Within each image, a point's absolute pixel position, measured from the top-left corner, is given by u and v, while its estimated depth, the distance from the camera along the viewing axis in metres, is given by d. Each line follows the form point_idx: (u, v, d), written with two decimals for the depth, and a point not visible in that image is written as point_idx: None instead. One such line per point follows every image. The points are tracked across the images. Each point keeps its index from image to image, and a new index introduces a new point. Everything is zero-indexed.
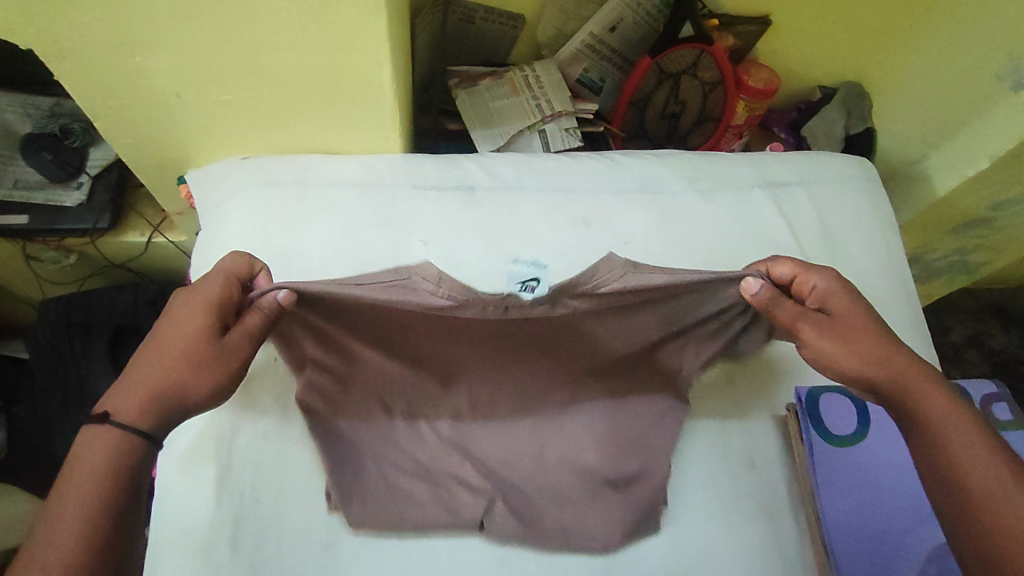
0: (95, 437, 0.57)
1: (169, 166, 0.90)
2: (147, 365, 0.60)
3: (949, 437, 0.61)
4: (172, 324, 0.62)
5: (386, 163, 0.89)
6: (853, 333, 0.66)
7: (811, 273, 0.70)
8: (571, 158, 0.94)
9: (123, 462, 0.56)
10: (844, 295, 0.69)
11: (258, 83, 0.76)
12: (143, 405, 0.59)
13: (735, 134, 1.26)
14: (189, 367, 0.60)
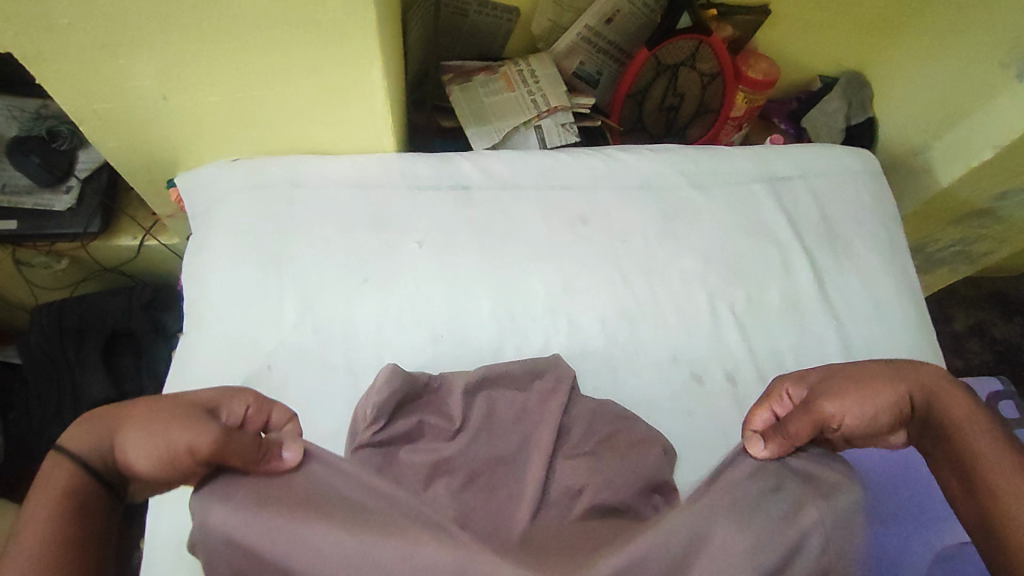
0: (53, 473, 0.49)
1: (157, 170, 0.89)
2: (116, 435, 0.49)
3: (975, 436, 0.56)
4: (149, 400, 0.51)
5: (379, 163, 0.87)
6: (857, 404, 0.56)
7: (784, 396, 0.60)
8: (570, 155, 0.92)
9: (81, 498, 0.48)
10: (836, 379, 0.59)
11: (246, 82, 0.74)
12: (98, 450, 0.49)
13: (735, 127, 1.24)
14: (154, 464, 0.48)
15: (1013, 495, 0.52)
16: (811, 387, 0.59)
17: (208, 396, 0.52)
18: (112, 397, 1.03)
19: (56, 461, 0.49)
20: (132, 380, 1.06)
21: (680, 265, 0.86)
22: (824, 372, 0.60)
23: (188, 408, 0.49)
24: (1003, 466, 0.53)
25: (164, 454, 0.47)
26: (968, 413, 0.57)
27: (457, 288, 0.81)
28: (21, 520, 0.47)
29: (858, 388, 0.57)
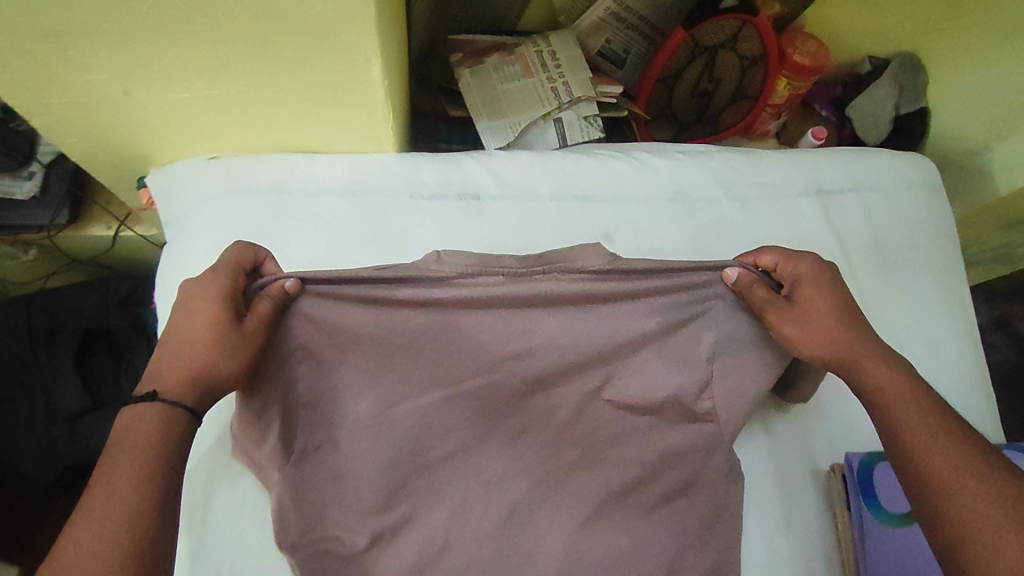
0: (137, 418, 0.50)
1: (126, 166, 0.78)
2: (176, 350, 0.54)
3: (906, 425, 0.55)
4: (185, 324, 0.55)
5: (379, 169, 0.77)
6: (816, 320, 0.60)
7: (796, 259, 0.63)
8: (595, 159, 0.82)
9: (168, 436, 0.50)
10: (830, 287, 0.62)
11: (223, 80, 0.63)
12: (182, 385, 0.53)
13: (772, 114, 1.11)
14: (213, 353, 0.54)
15: (953, 488, 0.51)
16: (811, 270, 0.62)
17: (219, 281, 0.57)
18: (87, 407, 0.95)
19: (136, 414, 0.50)
20: (109, 387, 0.99)
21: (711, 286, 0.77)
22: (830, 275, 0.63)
23: (218, 310, 0.55)
24: (951, 465, 0.52)
25: (236, 352, 0.54)
26: (902, 419, 0.56)
27: None
28: (110, 469, 0.47)
29: (828, 304, 0.61)
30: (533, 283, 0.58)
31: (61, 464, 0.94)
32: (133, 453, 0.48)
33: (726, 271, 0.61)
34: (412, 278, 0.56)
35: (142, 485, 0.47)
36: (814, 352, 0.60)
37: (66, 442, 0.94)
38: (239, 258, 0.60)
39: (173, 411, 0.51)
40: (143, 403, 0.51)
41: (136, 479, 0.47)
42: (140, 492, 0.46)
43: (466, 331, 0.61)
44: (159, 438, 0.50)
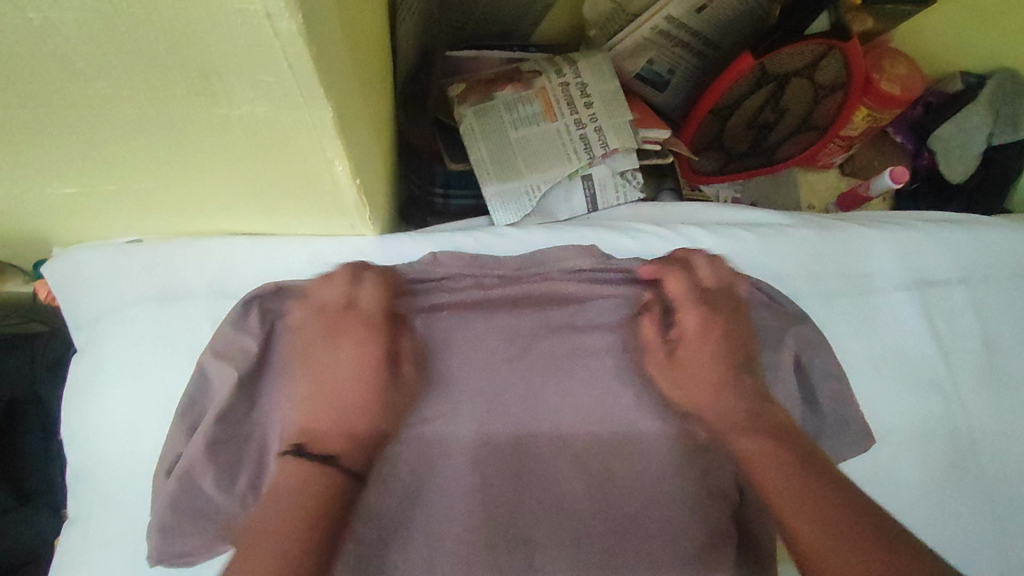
0: (294, 475, 0.43)
1: (21, 245, 0.59)
2: (320, 408, 0.47)
3: (774, 496, 0.45)
4: (352, 372, 0.49)
5: (352, 261, 0.58)
6: (698, 365, 0.52)
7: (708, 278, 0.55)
8: (634, 240, 0.62)
9: (337, 500, 0.44)
10: (736, 324, 0.54)
11: (123, 176, 0.44)
12: (344, 447, 0.46)
13: (841, 146, 0.91)
14: (361, 402, 0.48)
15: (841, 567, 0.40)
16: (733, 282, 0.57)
17: (353, 320, 0.51)
18: (10, 505, 0.77)
19: (290, 471, 0.43)
20: (35, 474, 0.80)
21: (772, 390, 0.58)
22: (733, 296, 0.56)
23: (372, 358, 0.50)
24: (816, 526, 0.42)
25: (395, 406, 0.50)
26: (771, 483, 0.46)
27: None
28: (264, 531, 0.41)
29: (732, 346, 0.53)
30: (532, 286, 0.54)
31: None
32: (282, 502, 0.42)
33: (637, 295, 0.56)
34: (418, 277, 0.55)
35: (298, 536, 0.41)
36: (698, 403, 0.52)
37: None
38: (338, 290, 0.52)
39: (340, 478, 0.45)
40: (316, 466, 0.44)
41: (290, 528, 0.41)
42: (299, 545, 0.40)
43: (459, 356, 0.53)
44: (320, 495, 0.43)
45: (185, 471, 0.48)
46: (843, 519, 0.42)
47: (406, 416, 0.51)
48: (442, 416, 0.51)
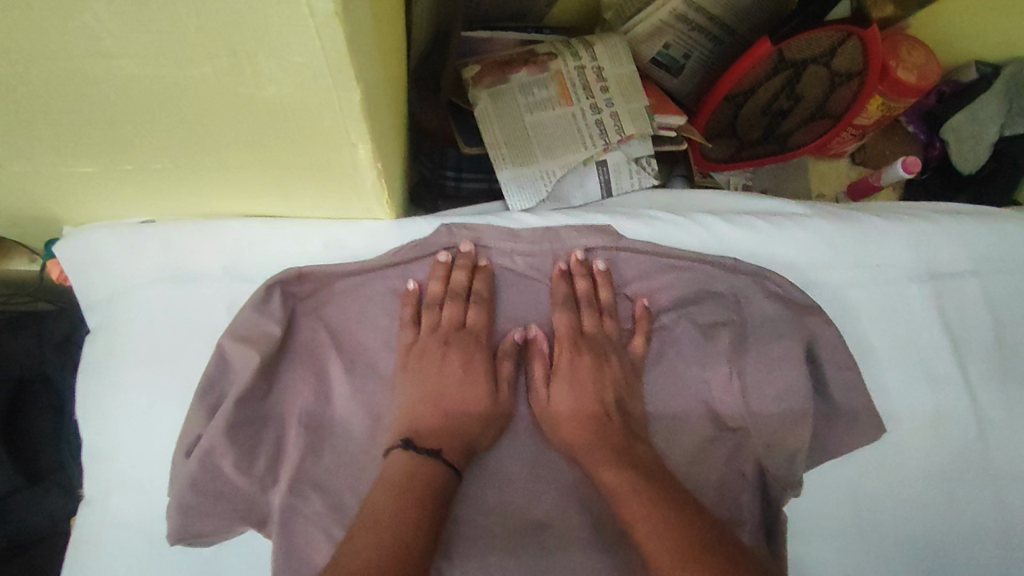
0: (411, 467, 0.49)
1: (32, 224, 0.58)
2: (433, 407, 0.53)
3: (629, 507, 0.49)
4: (457, 379, 0.55)
5: (366, 243, 0.57)
6: (585, 384, 0.56)
7: (588, 314, 0.58)
8: (650, 226, 0.62)
9: (439, 480, 0.49)
10: (603, 370, 0.57)
11: (139, 158, 0.43)
12: (448, 443, 0.52)
13: (854, 135, 0.91)
14: (469, 404, 0.54)
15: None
16: (641, 320, 0.59)
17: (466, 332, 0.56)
18: (20, 484, 0.77)
19: (413, 463, 0.49)
20: (44, 453, 0.80)
21: (785, 378, 0.58)
22: (611, 339, 0.59)
23: (489, 376, 0.56)
24: (667, 545, 0.46)
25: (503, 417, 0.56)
26: (629, 496, 0.50)
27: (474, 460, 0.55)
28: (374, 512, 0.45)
29: (597, 390, 0.57)
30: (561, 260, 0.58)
31: None
32: (398, 488, 0.47)
33: (527, 328, 0.58)
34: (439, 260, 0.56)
35: (415, 520, 0.46)
36: (573, 412, 0.55)
37: None
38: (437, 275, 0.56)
39: (448, 472, 0.50)
40: (430, 459, 0.50)
41: (406, 511, 0.46)
42: (416, 528, 0.45)
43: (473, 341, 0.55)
44: (430, 485, 0.48)
45: (205, 452, 0.48)
46: (689, 552, 0.45)
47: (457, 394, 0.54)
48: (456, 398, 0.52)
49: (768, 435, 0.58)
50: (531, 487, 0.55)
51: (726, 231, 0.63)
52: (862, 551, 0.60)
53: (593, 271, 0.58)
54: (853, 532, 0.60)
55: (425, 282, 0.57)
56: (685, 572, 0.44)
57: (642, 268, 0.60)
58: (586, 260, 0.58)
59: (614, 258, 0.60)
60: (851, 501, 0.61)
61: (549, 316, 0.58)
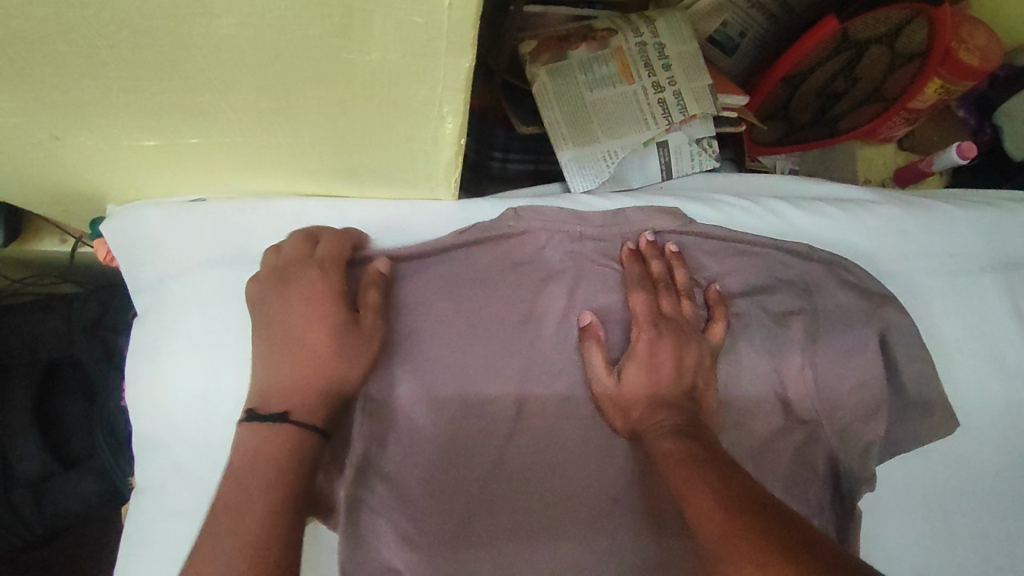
0: (255, 433, 0.44)
1: (77, 202, 0.56)
2: (285, 358, 0.46)
3: (690, 484, 0.45)
4: (295, 325, 0.47)
5: (430, 224, 0.55)
6: (668, 364, 0.52)
7: (665, 293, 0.54)
8: (718, 210, 0.60)
9: (279, 454, 0.43)
10: (684, 356, 0.52)
11: (206, 129, 0.40)
12: (299, 403, 0.45)
13: (905, 120, 0.87)
14: (317, 352, 0.46)
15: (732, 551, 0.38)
16: (715, 304, 0.56)
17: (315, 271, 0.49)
18: (54, 469, 0.76)
19: (253, 430, 0.44)
20: (78, 438, 0.78)
21: (858, 369, 0.57)
22: (695, 328, 0.54)
23: (333, 311, 0.47)
24: (733, 513, 0.41)
25: (360, 353, 0.48)
26: (692, 472, 0.45)
27: (541, 448, 0.53)
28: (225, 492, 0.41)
29: (676, 373, 0.52)
30: (639, 243, 0.56)
31: (28, 533, 0.77)
32: (261, 460, 0.42)
33: (580, 317, 0.54)
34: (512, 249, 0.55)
35: (270, 494, 0.41)
36: (642, 396, 0.52)
37: (31, 510, 0.76)
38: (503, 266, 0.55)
39: (305, 433, 0.44)
40: (274, 425, 0.44)
41: (262, 488, 0.41)
42: (268, 508, 0.40)
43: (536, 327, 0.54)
44: (288, 450, 0.43)
45: None
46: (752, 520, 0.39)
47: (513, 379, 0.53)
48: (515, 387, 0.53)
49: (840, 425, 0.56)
50: (599, 476, 0.53)
51: (795, 218, 0.61)
52: (929, 542, 0.59)
53: (664, 254, 0.56)
54: (918, 521, 0.59)
55: (494, 268, 0.55)
56: (739, 540, 0.38)
57: (714, 253, 0.58)
58: (655, 242, 0.56)
59: (685, 242, 0.57)
60: (919, 492, 0.59)
61: (624, 300, 0.55)
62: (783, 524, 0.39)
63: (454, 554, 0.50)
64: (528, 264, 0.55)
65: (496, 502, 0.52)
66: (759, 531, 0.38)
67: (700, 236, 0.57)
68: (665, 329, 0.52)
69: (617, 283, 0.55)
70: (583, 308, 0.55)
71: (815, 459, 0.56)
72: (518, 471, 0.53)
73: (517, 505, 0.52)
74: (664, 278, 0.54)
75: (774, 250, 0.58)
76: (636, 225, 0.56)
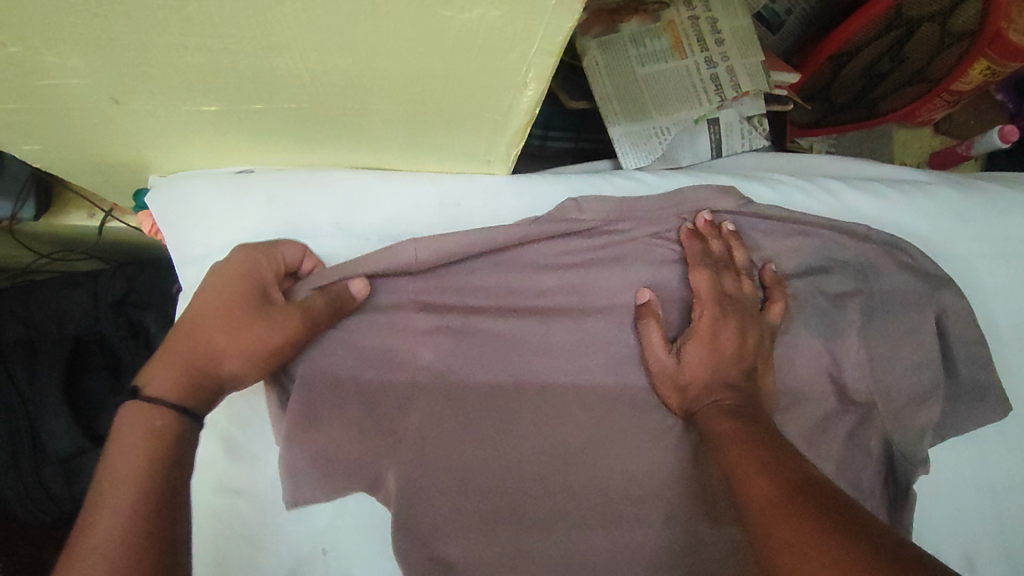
0: (132, 415, 0.38)
1: (120, 174, 0.54)
2: (183, 334, 0.41)
3: (742, 462, 0.44)
4: (203, 310, 0.42)
5: (485, 199, 0.54)
6: (730, 344, 0.51)
7: (727, 272, 0.53)
8: (774, 189, 0.59)
9: (164, 441, 0.38)
10: (744, 337, 0.52)
11: (271, 94, 0.39)
12: (188, 383, 0.40)
13: (945, 103, 0.86)
14: (228, 338, 0.42)
15: (784, 529, 0.38)
16: (773, 284, 0.55)
17: (253, 265, 0.45)
18: (83, 445, 0.72)
19: (135, 408, 0.38)
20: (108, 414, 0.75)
21: (914, 354, 0.56)
22: (755, 309, 0.53)
23: (244, 294, 0.43)
24: (786, 490, 0.40)
25: (261, 356, 0.43)
26: (744, 450, 0.45)
27: (596, 427, 0.52)
28: (103, 487, 0.35)
29: (738, 353, 0.51)
30: (697, 222, 0.55)
31: (57, 510, 0.74)
32: (146, 444, 0.37)
33: (638, 294, 0.53)
34: (570, 227, 0.53)
35: (148, 482, 0.36)
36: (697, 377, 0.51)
37: (60, 486, 0.72)
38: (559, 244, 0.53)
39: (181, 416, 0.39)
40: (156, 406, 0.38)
41: (141, 475, 0.36)
42: (145, 495, 0.35)
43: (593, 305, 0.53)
44: (161, 441, 0.37)
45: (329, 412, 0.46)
46: (800, 499, 0.39)
47: (566, 359, 0.52)
48: (571, 369, 0.52)
49: (895, 409, 0.55)
50: (654, 457, 0.52)
51: (850, 199, 0.60)
52: (977, 524, 0.59)
53: (722, 233, 0.55)
54: (969, 504, 0.59)
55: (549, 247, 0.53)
56: (790, 519, 0.38)
57: (771, 232, 0.57)
58: (713, 221, 0.55)
59: (741, 222, 0.56)
60: (967, 474, 0.59)
61: (685, 277, 0.54)
62: (830, 502, 0.38)
63: (509, 531, 0.50)
64: (583, 241, 0.53)
65: (551, 480, 0.51)
66: (809, 508, 0.38)
67: (759, 215, 0.56)
68: (728, 309, 0.52)
69: (674, 262, 0.54)
70: (640, 285, 0.53)
71: (869, 442, 0.56)
72: (573, 451, 0.52)
73: (571, 484, 0.52)
74: (726, 260, 0.54)
75: (832, 232, 0.57)
76: (692, 203, 0.55)
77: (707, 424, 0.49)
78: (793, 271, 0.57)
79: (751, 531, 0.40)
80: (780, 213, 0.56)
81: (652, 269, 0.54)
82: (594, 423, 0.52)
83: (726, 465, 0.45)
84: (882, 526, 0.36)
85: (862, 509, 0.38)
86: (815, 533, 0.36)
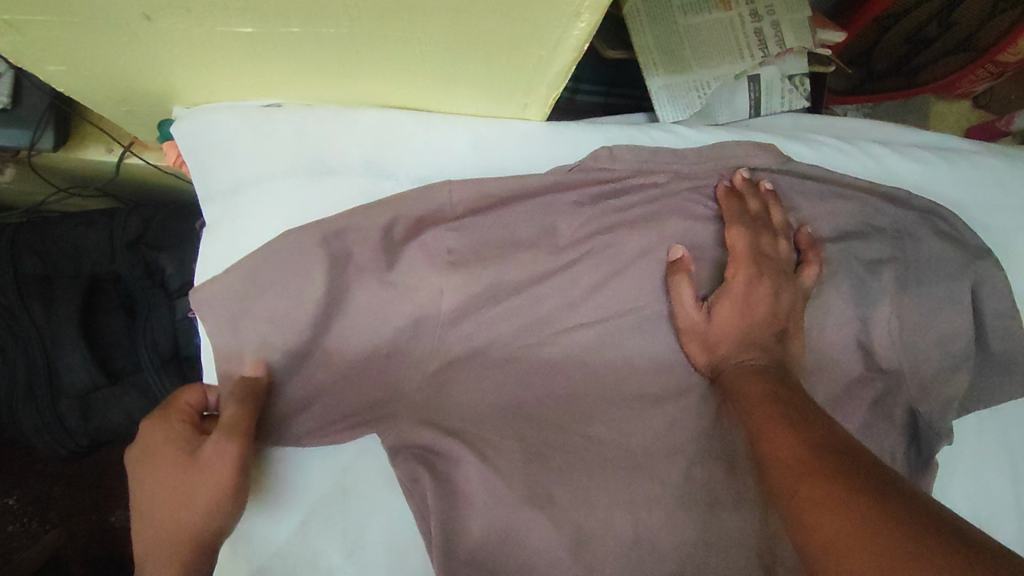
0: None
1: (145, 102, 0.53)
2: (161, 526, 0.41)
3: (769, 419, 0.43)
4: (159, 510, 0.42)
5: (519, 144, 0.53)
6: (761, 304, 0.50)
7: (764, 233, 0.52)
8: (814, 149, 0.58)
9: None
10: (776, 298, 0.51)
11: (311, 16, 0.37)
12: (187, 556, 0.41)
13: (990, 76, 0.81)
14: (195, 499, 0.41)
15: (813, 487, 0.37)
16: (807, 247, 0.54)
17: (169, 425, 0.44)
18: (100, 382, 0.69)
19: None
20: (125, 352, 0.72)
21: (943, 325, 0.55)
22: (789, 271, 0.52)
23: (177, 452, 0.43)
24: (819, 447, 0.40)
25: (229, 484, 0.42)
26: (772, 408, 0.44)
27: (620, 383, 0.52)
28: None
29: (770, 313, 0.50)
30: (733, 179, 0.53)
31: (73, 445, 0.71)
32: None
33: (671, 250, 0.51)
34: (604, 179, 0.51)
35: None
36: (727, 335, 0.50)
37: (76, 420, 0.70)
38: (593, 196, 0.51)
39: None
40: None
41: None
42: None
43: (625, 262, 0.51)
44: None
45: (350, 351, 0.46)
46: (830, 458, 0.38)
47: (595, 313, 0.51)
48: (599, 324, 0.51)
49: (920, 377, 0.55)
50: (677, 413, 0.52)
51: (891, 164, 0.59)
52: (992, 495, 0.59)
53: (759, 192, 0.53)
54: (984, 473, 0.59)
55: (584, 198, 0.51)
56: (818, 477, 0.37)
57: (810, 193, 0.55)
58: (750, 180, 0.54)
59: (778, 181, 0.55)
60: (985, 445, 0.59)
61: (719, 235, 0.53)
62: (862, 460, 0.38)
63: (530, 480, 0.50)
64: (618, 193, 0.52)
65: (573, 430, 0.51)
66: (841, 465, 0.38)
67: (795, 175, 0.55)
68: (762, 269, 0.51)
69: (708, 219, 0.53)
70: (673, 241, 0.52)
71: (895, 410, 0.55)
72: (595, 405, 0.52)
73: (592, 437, 0.51)
74: (761, 220, 0.52)
75: (870, 198, 0.56)
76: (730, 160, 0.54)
77: (734, 380, 0.48)
78: (830, 234, 0.55)
79: (775, 488, 0.40)
80: (817, 175, 0.55)
81: (687, 227, 0.52)
82: (619, 377, 0.52)
83: (749, 424, 0.45)
84: (911, 484, 0.36)
85: (891, 468, 0.37)
86: (847, 489, 0.35)
